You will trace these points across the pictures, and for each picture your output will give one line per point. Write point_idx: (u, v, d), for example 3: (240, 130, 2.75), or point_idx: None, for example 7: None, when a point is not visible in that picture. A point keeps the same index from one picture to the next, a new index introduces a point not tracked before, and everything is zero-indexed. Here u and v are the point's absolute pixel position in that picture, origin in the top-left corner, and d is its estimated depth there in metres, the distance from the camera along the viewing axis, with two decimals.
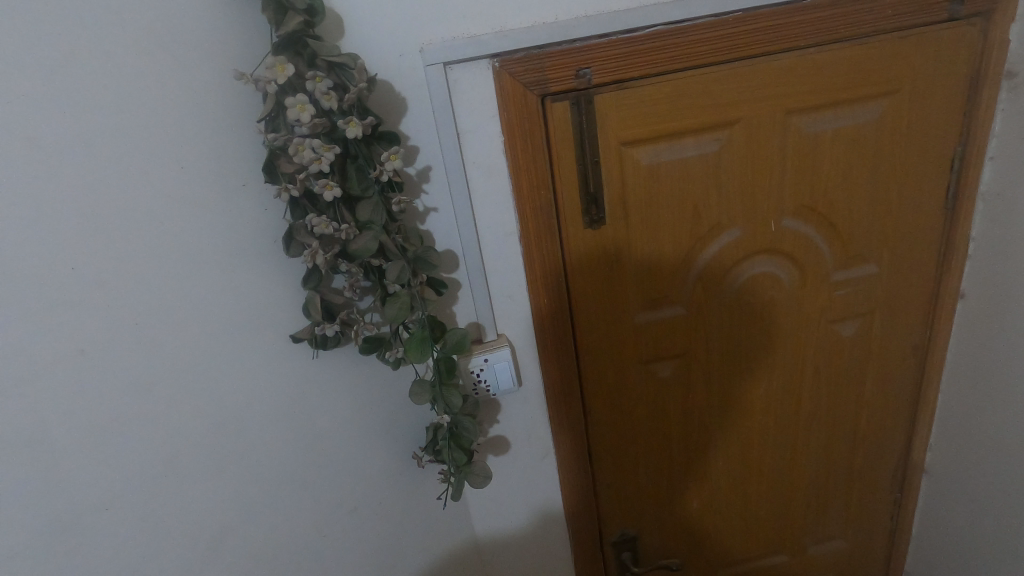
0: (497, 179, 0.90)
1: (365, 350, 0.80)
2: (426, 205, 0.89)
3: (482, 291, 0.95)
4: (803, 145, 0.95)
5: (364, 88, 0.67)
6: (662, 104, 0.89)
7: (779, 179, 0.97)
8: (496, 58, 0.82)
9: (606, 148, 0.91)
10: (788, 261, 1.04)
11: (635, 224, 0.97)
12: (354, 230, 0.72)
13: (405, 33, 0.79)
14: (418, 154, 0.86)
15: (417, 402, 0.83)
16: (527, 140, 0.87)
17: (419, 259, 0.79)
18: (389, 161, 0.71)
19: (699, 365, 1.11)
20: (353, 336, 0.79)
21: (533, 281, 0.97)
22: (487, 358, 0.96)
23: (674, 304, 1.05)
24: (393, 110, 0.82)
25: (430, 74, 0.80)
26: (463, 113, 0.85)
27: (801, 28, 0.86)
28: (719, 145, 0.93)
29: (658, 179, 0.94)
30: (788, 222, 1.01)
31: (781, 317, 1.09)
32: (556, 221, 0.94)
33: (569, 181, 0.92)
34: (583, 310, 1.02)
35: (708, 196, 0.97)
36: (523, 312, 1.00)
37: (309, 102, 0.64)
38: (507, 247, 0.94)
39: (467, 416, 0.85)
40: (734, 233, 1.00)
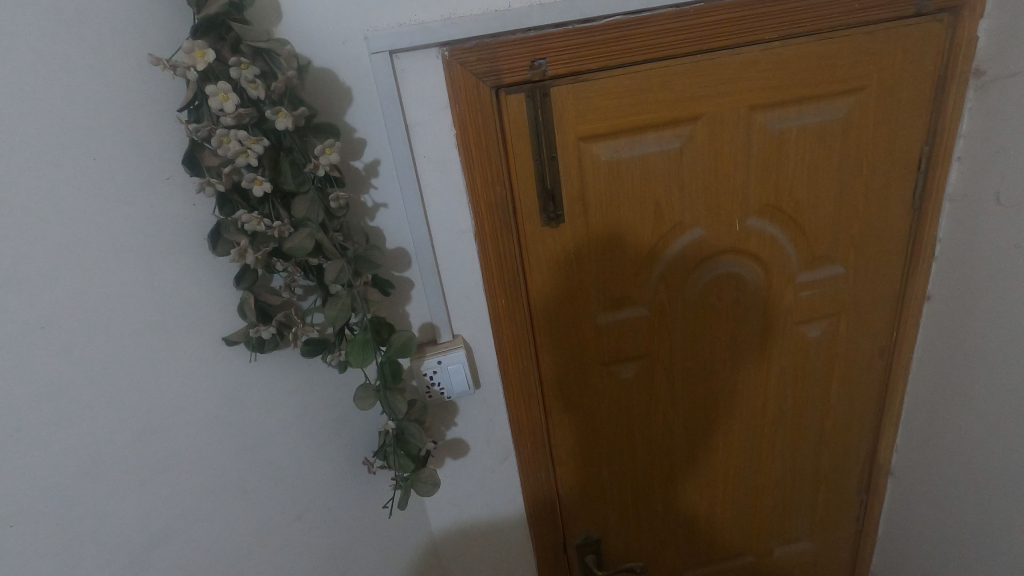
0: (450, 174, 0.86)
1: (306, 353, 0.76)
2: (375, 201, 0.85)
3: (435, 290, 0.92)
4: (768, 143, 0.93)
5: (293, 76, 0.63)
6: (622, 98, 0.86)
7: (743, 177, 0.95)
8: (446, 47, 0.78)
9: (564, 143, 0.87)
10: (754, 261, 1.01)
11: (595, 222, 0.94)
12: (288, 227, 0.68)
13: (348, 19, 0.74)
14: (365, 147, 0.82)
15: (362, 407, 0.80)
16: (481, 134, 0.84)
17: (362, 258, 0.75)
18: (324, 154, 0.68)
19: (663, 367, 1.09)
20: (292, 339, 0.75)
21: (489, 280, 0.93)
22: (440, 360, 0.93)
23: (636, 305, 1.02)
24: (336, 100, 0.78)
25: (375, 63, 0.76)
26: (412, 105, 0.81)
27: (765, 21, 0.83)
28: (682, 142, 0.90)
29: (619, 176, 0.91)
30: (753, 222, 0.98)
31: (746, 319, 1.07)
32: (513, 218, 0.91)
33: (526, 177, 0.89)
34: (542, 310, 0.99)
35: (670, 194, 0.94)
36: (480, 312, 0.96)
37: (233, 91, 0.60)
38: (462, 245, 0.91)
39: (413, 422, 0.82)
40: (697, 232, 0.98)
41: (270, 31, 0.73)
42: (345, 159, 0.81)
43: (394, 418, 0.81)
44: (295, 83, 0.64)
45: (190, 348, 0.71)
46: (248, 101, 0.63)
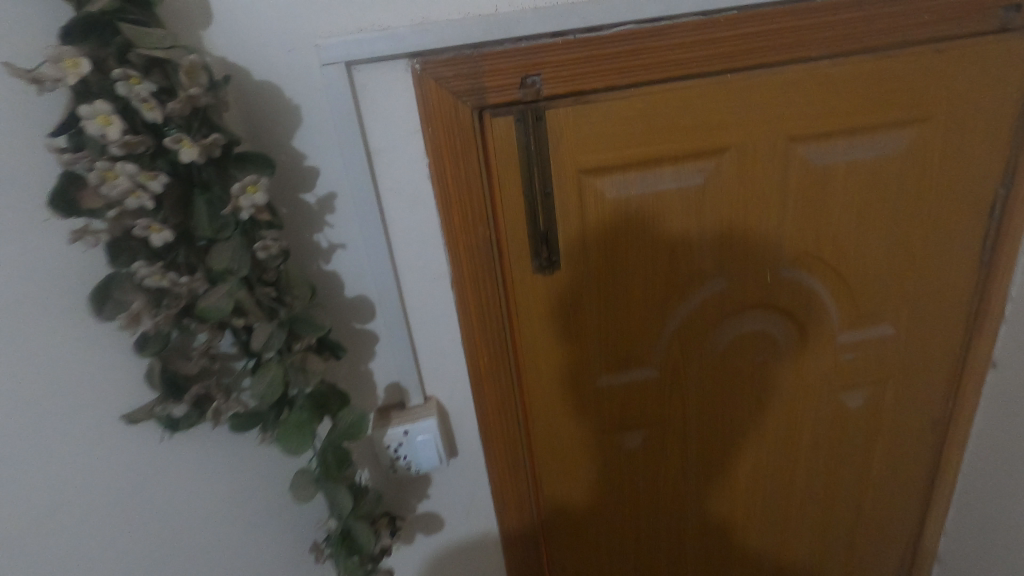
0: (423, 211, 0.71)
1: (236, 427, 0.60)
2: (331, 241, 0.70)
3: (404, 346, 0.77)
4: (810, 180, 0.77)
5: (200, 93, 0.48)
6: (633, 124, 0.70)
7: (778, 221, 0.79)
8: (416, 58, 0.64)
9: (562, 176, 0.72)
10: (786, 318, 0.86)
11: (598, 269, 0.78)
12: (202, 282, 0.54)
13: (294, 23, 0.60)
14: (318, 177, 0.67)
15: (297, 499, 0.65)
16: (459, 164, 0.69)
17: (302, 319, 0.60)
18: (245, 194, 0.52)
19: (674, 436, 0.93)
20: (213, 417, 0.60)
21: (467, 335, 0.78)
22: (407, 431, 0.78)
23: (645, 365, 0.86)
24: (282, 122, 0.64)
25: (328, 77, 0.62)
26: (376, 128, 0.66)
27: (812, 35, 0.68)
28: (705, 177, 0.75)
29: (627, 216, 0.76)
30: (788, 273, 0.82)
31: (773, 383, 0.91)
32: (499, 263, 0.76)
33: (515, 215, 0.73)
34: (533, 369, 0.84)
35: (689, 238, 0.78)
36: (459, 371, 0.81)
37: (117, 113, 0.46)
38: (438, 293, 0.76)
39: (360, 518, 0.68)
40: (720, 284, 0.82)
41: (196, 36, 0.59)
42: (292, 191, 0.67)
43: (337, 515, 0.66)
44: (204, 102, 0.49)
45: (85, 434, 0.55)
46: (145, 125, 0.49)
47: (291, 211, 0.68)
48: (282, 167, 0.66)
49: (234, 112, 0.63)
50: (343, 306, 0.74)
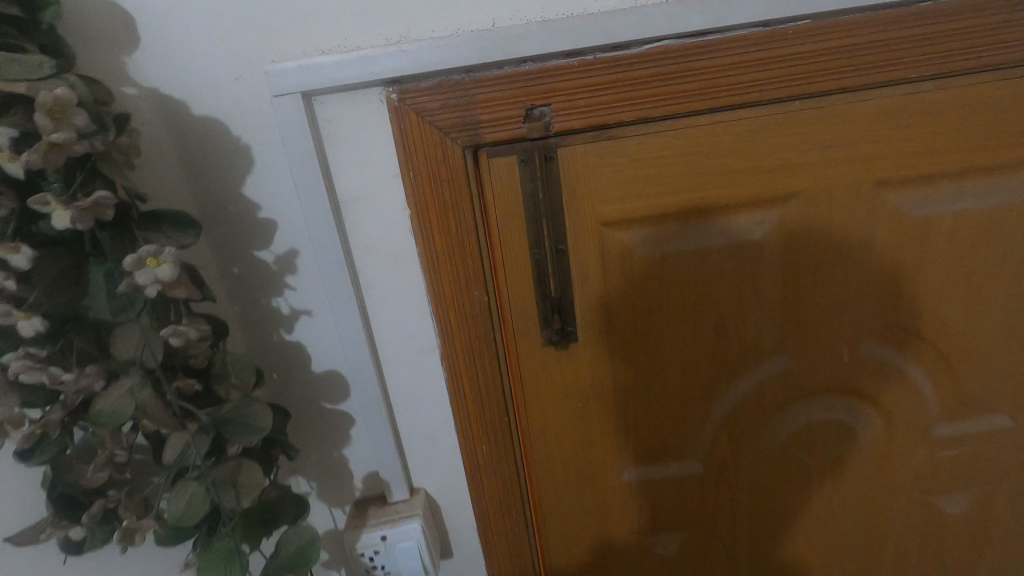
0: (405, 271, 0.58)
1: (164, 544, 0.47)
2: (293, 306, 0.58)
3: (383, 431, 0.63)
4: (904, 236, 0.59)
5: (73, 140, 0.36)
6: (671, 166, 0.55)
7: (860, 286, 0.62)
8: (393, 86, 0.51)
9: (579, 229, 0.57)
10: (869, 405, 0.67)
11: (625, 342, 0.63)
12: (97, 378, 0.42)
13: (240, 45, 0.48)
14: (276, 231, 0.55)
15: None
16: (449, 216, 0.55)
17: (234, 420, 0.46)
18: (141, 270, 0.39)
19: (721, 542, 0.75)
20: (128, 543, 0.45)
21: (462, 420, 0.64)
22: (384, 536, 0.64)
23: (684, 458, 0.69)
24: (230, 166, 0.52)
25: (281, 111, 0.49)
26: (345, 172, 0.53)
27: (915, 49, 0.51)
28: (764, 231, 0.59)
29: (663, 278, 0.61)
30: (872, 350, 0.65)
31: (848, 483, 0.72)
32: (501, 334, 0.61)
33: (520, 278, 0.59)
34: (543, 460, 0.68)
35: (743, 307, 0.62)
36: (452, 460, 0.67)
37: None
38: (425, 369, 0.62)
39: None
40: (782, 362, 0.65)
41: (119, 62, 0.48)
42: (245, 247, 0.55)
43: None
44: (82, 151, 0.37)
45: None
46: (8, 180, 0.37)
47: (244, 271, 0.56)
48: (232, 219, 0.54)
49: (171, 154, 0.51)
50: (310, 382, 0.61)
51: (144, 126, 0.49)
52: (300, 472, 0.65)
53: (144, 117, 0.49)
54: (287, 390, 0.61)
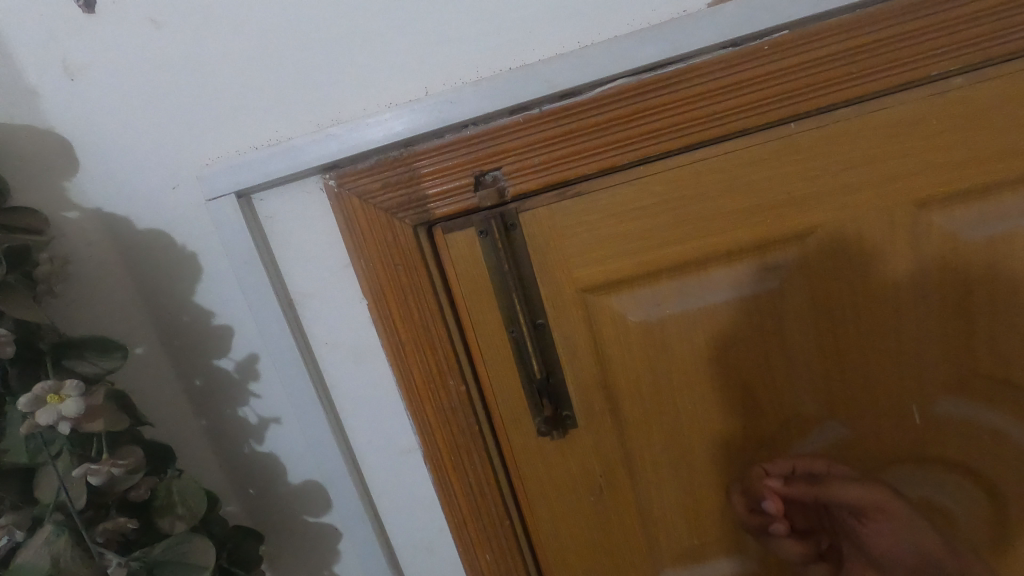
0: (373, 366, 0.52)
1: None
2: (260, 414, 0.53)
3: (371, 546, 0.56)
4: (964, 264, 0.48)
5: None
6: (653, 216, 0.48)
7: (917, 330, 0.50)
8: (330, 172, 0.47)
9: (559, 300, 0.50)
10: (963, 477, 0.53)
11: (634, 424, 0.54)
12: (15, 528, 0.38)
13: (172, 153, 0.47)
14: (232, 337, 0.51)
15: None
16: (409, 302, 0.50)
17: (172, 561, 0.42)
18: (41, 409, 0.36)
19: None
20: None
21: (456, 527, 0.56)
22: None
23: (732, 554, 0.58)
24: (178, 275, 0.50)
25: (216, 214, 0.47)
26: (294, 267, 0.50)
27: (927, 43, 0.42)
28: (781, 277, 0.49)
29: (668, 346, 0.51)
30: (952, 408, 0.52)
31: None
32: (488, 427, 0.54)
33: (499, 360, 0.52)
34: (561, 567, 0.58)
35: (772, 370, 0.52)
36: (455, 573, 0.58)
37: None
38: (410, 471, 0.55)
39: None
40: (836, 431, 0.53)
41: (60, 187, 0.47)
42: (204, 357, 0.52)
43: None
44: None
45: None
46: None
47: (206, 383, 0.53)
48: (186, 330, 0.51)
49: (119, 271, 0.49)
50: (288, 495, 0.56)
51: (90, 247, 0.48)
52: None
53: (88, 238, 0.48)
54: (266, 505, 0.56)
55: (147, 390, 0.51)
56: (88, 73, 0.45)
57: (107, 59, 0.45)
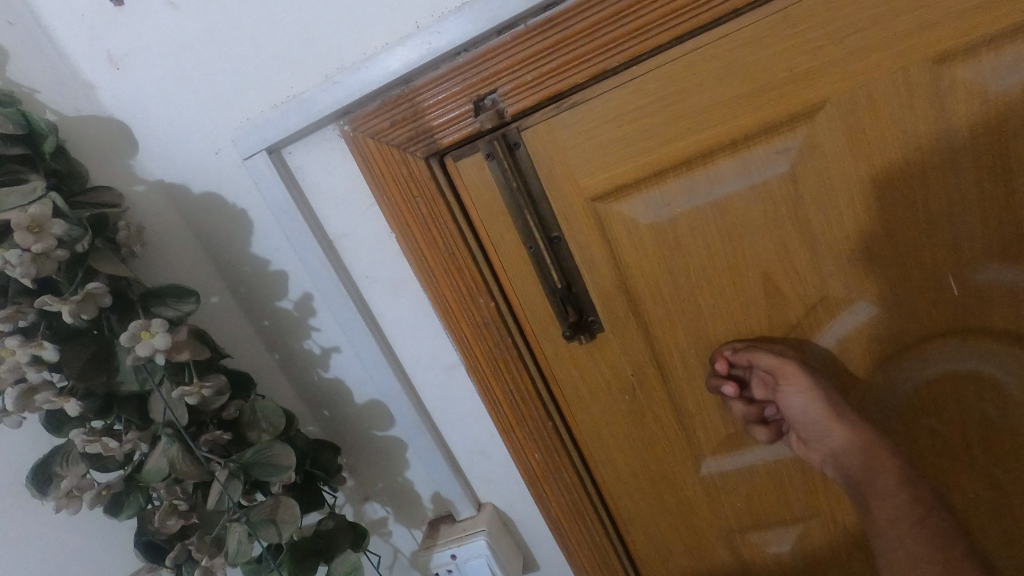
0: (410, 294, 0.58)
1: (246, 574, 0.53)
2: (322, 345, 0.61)
3: (432, 452, 0.63)
4: (999, 118, 0.45)
5: (53, 247, 0.41)
6: (651, 116, 0.48)
7: (949, 196, 0.48)
8: (345, 118, 0.51)
9: (569, 212, 0.53)
10: (1017, 347, 0.51)
11: (658, 323, 0.56)
12: (139, 442, 0.48)
13: (209, 121, 0.53)
14: (287, 280, 0.59)
15: None
16: (430, 228, 0.53)
17: (261, 463, 0.50)
18: (139, 343, 0.44)
19: (849, 536, 0.63)
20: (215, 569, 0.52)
21: (505, 431, 0.61)
22: (455, 555, 0.63)
23: (770, 440, 0.60)
24: (234, 229, 0.57)
25: (253, 171, 0.53)
26: (329, 210, 0.55)
27: None
28: (792, 161, 0.49)
29: (682, 243, 0.52)
30: (995, 275, 0.50)
31: (1015, 451, 0.56)
32: (521, 339, 0.58)
33: (522, 275, 0.55)
34: (606, 462, 0.63)
35: (792, 256, 0.52)
36: (510, 473, 0.65)
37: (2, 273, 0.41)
38: (457, 385, 0.61)
39: None
40: (869, 309, 0.53)
41: (127, 166, 0.55)
42: (269, 300, 0.60)
43: None
44: (64, 255, 0.42)
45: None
46: (24, 291, 0.43)
47: (273, 322, 0.61)
48: (250, 277, 0.59)
49: (185, 232, 0.57)
50: (357, 414, 0.64)
51: (159, 215, 0.56)
52: (373, 498, 0.68)
53: (156, 208, 0.56)
54: (340, 423, 0.65)
55: (227, 332, 0.60)
56: (129, 61, 0.51)
57: (142, 46, 0.51)
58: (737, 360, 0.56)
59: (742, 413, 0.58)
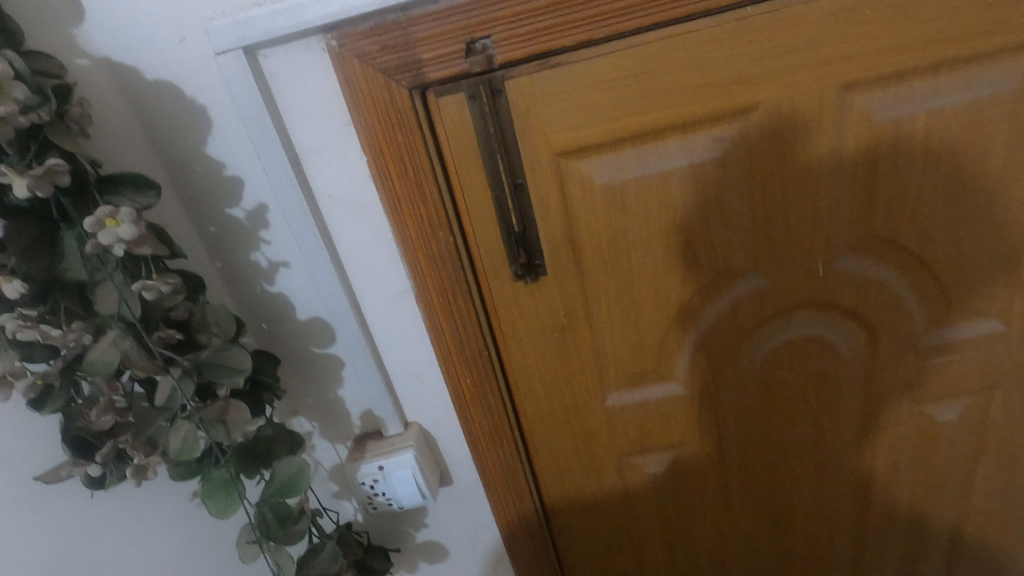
0: (371, 219, 0.59)
1: (179, 475, 0.53)
2: (270, 259, 0.61)
3: (370, 372, 0.66)
4: (874, 142, 0.58)
5: (16, 112, 0.38)
6: (621, 88, 0.54)
7: (830, 197, 0.60)
8: (333, 33, 0.51)
9: (535, 163, 0.58)
10: (851, 320, 0.67)
11: (594, 273, 0.64)
12: (84, 332, 0.46)
13: (175, 4, 0.49)
14: (242, 188, 0.57)
15: (222, 513, 0.53)
16: (404, 158, 0.56)
17: (214, 364, 0.51)
18: (103, 231, 0.43)
19: (709, 461, 0.78)
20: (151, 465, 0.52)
21: (444, 358, 0.66)
22: (382, 466, 0.69)
23: (665, 380, 0.71)
24: (188, 126, 0.54)
25: (225, 69, 0.51)
26: (300, 123, 0.55)
27: None
28: (725, 149, 0.58)
29: (626, 206, 0.60)
30: (848, 264, 0.64)
31: (835, 400, 0.73)
32: (471, 273, 0.63)
33: (483, 215, 0.60)
34: (527, 391, 0.71)
35: (710, 230, 0.62)
36: (440, 396, 0.70)
37: None
38: (404, 311, 0.64)
39: (287, 539, 0.56)
40: (757, 281, 0.65)
41: (68, 35, 0.50)
42: (218, 206, 0.58)
43: (261, 535, 0.55)
44: (25, 122, 0.39)
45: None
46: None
47: (219, 229, 0.59)
48: (200, 179, 0.57)
49: (129, 120, 0.53)
50: (297, 330, 0.65)
51: (102, 95, 0.52)
52: (301, 413, 0.71)
53: (99, 87, 0.51)
54: (277, 337, 0.65)
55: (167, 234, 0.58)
56: None
57: None
58: (652, 312, 0.66)
59: (646, 356, 0.69)
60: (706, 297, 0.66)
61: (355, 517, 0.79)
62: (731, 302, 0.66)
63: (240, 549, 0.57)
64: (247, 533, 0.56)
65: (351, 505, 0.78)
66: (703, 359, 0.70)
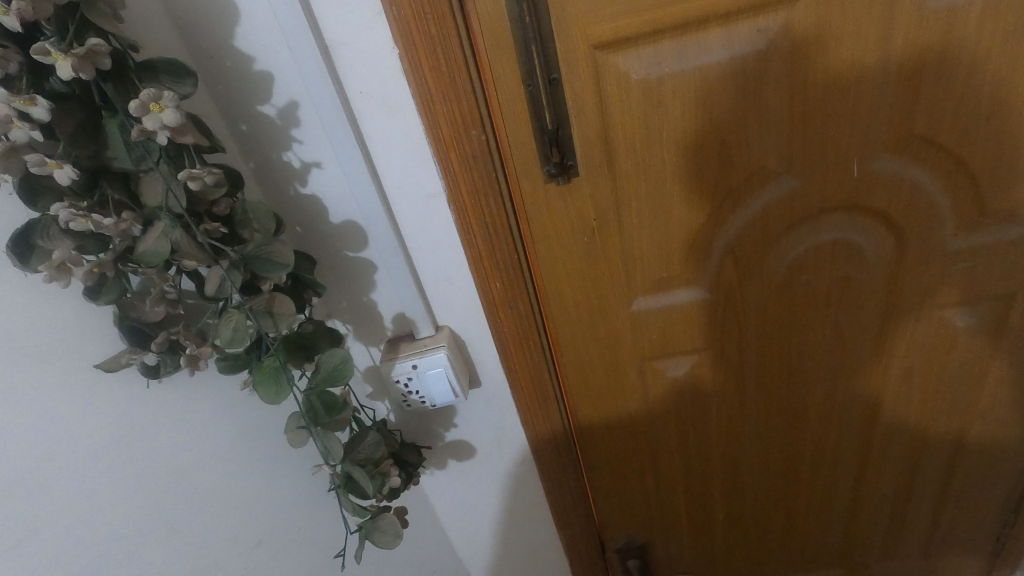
0: (402, 117, 0.58)
1: (227, 369, 0.57)
2: (303, 159, 0.61)
3: (402, 275, 0.68)
4: (925, 33, 0.55)
5: None
6: None
7: (873, 94, 0.59)
8: None
9: (571, 56, 0.56)
10: (880, 224, 0.68)
11: (626, 173, 0.64)
12: (134, 223, 0.47)
13: None
14: (273, 83, 0.56)
15: (271, 399, 0.56)
16: (436, 49, 0.54)
17: (258, 257, 0.52)
18: (148, 115, 0.43)
19: (728, 366, 0.80)
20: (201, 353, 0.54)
21: (474, 261, 0.67)
22: (415, 365, 0.72)
23: (690, 284, 0.72)
24: (215, 16, 0.53)
25: None
26: (328, 11, 0.53)
27: None
28: (768, 41, 0.56)
29: (662, 103, 0.59)
30: (884, 164, 0.63)
31: (856, 304, 0.74)
32: (503, 173, 0.63)
33: (516, 111, 0.59)
34: (555, 295, 0.73)
35: (746, 129, 0.61)
36: (471, 300, 0.72)
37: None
38: (436, 213, 0.65)
39: (334, 427, 0.60)
40: (789, 183, 0.65)
41: None
42: (249, 103, 0.57)
43: (310, 421, 0.59)
44: None
45: (59, 379, 0.53)
46: (9, 34, 0.40)
47: (251, 128, 0.59)
48: (229, 73, 0.56)
49: (156, 9, 0.52)
50: (330, 232, 0.66)
51: None
52: (335, 315, 0.72)
53: None
54: (312, 240, 0.66)
55: None
56: None
57: None
58: (681, 214, 0.66)
59: (672, 259, 0.70)
60: (736, 200, 0.66)
61: (388, 415, 0.83)
62: (761, 204, 0.66)
63: (290, 435, 0.61)
64: (297, 420, 0.60)
65: (384, 405, 0.82)
66: (727, 263, 0.71)
